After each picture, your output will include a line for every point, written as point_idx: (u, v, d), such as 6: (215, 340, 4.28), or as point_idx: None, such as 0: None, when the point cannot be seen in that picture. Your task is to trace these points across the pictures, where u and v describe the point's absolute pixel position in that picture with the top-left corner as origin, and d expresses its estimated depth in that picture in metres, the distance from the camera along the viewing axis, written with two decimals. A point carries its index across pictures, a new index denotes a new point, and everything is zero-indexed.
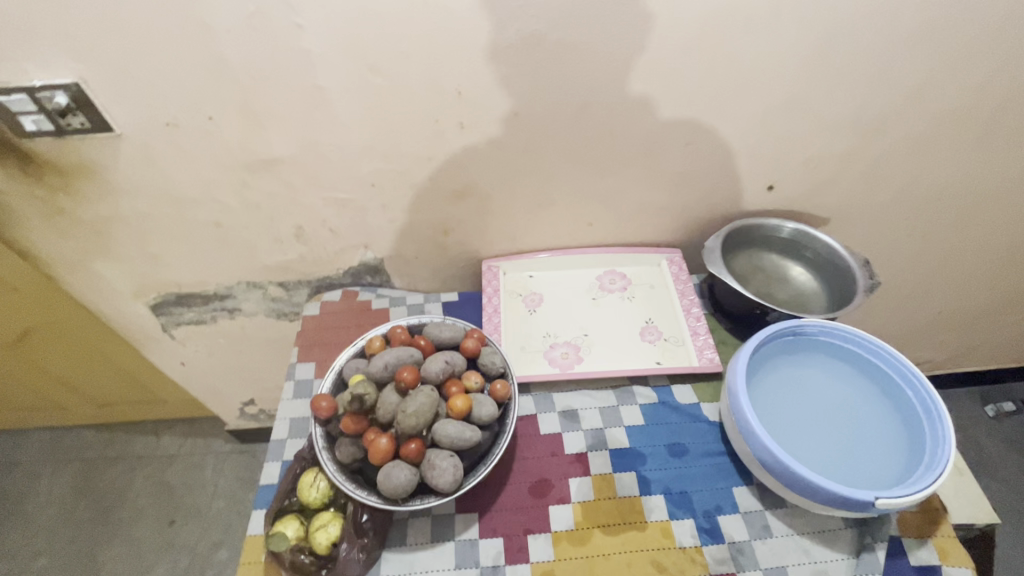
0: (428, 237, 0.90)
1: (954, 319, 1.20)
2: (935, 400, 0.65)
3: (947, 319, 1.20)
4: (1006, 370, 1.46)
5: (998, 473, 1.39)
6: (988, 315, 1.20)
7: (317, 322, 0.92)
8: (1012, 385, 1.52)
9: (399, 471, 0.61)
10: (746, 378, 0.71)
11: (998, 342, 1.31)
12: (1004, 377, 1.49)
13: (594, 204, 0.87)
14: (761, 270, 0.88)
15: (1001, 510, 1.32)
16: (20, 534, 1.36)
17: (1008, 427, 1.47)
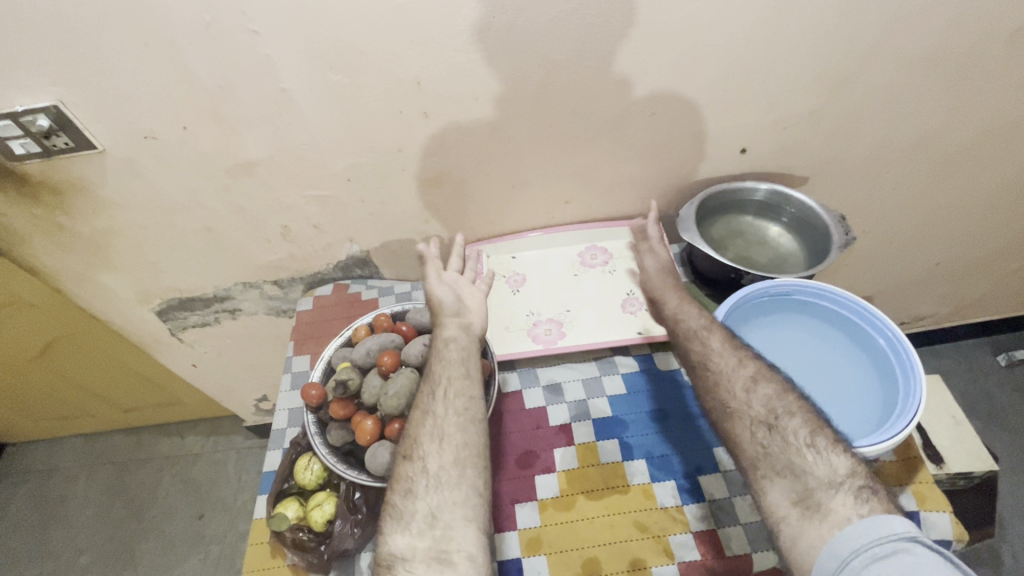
0: (409, 226, 0.93)
1: (954, 269, 1.18)
2: (906, 346, 0.66)
3: (947, 269, 1.18)
4: (1016, 318, 1.43)
5: (1011, 423, 1.37)
6: (989, 262, 1.18)
7: (311, 316, 0.96)
8: None
9: (384, 450, 0.64)
10: None
11: (1004, 289, 1.28)
12: (1015, 325, 1.45)
13: (569, 181, 0.88)
14: (738, 235, 0.88)
15: (1013, 459, 1.31)
16: (64, 533, 1.45)
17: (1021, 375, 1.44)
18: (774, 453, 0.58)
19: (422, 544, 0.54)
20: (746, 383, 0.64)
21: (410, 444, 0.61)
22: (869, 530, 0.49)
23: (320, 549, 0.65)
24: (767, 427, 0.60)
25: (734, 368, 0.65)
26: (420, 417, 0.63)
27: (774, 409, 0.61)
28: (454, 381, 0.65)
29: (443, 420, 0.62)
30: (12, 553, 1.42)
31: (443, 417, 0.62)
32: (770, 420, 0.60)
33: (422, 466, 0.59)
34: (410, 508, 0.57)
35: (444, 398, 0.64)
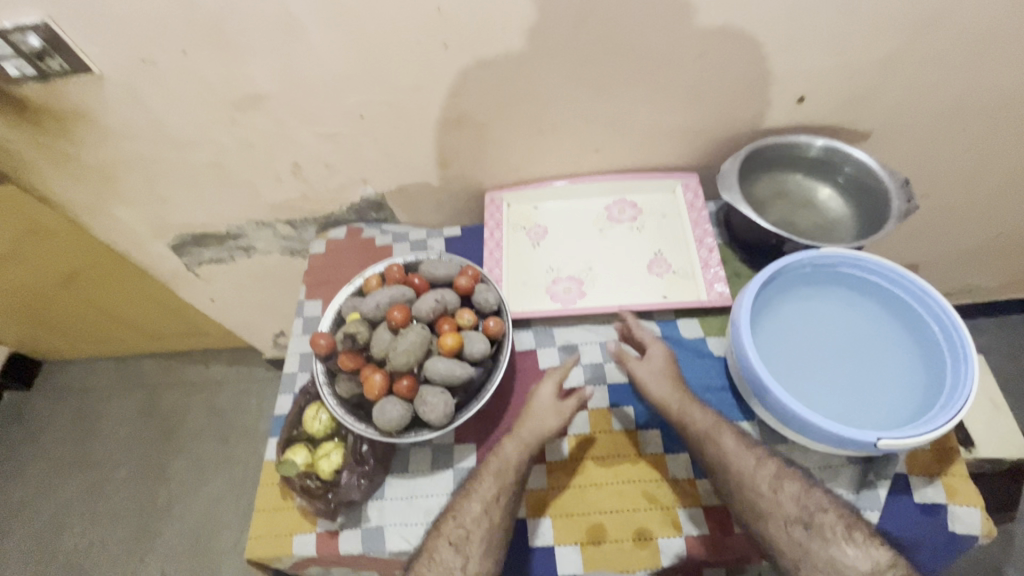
0: (426, 170, 0.87)
1: (1017, 239, 1.08)
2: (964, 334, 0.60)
3: (1009, 240, 1.08)
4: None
5: None
6: None
7: (323, 260, 0.93)
8: None
9: (393, 407, 0.63)
10: (755, 311, 0.67)
11: None
12: None
13: (601, 128, 0.80)
14: (784, 195, 0.81)
15: None
16: (100, 447, 1.54)
17: None
18: (816, 552, 0.55)
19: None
20: (771, 479, 0.59)
21: (458, 535, 0.60)
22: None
23: (327, 497, 0.66)
24: (803, 525, 0.56)
25: (755, 462, 0.60)
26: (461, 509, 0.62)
27: (806, 507, 0.57)
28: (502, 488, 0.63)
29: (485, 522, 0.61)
30: (55, 462, 1.53)
31: (488, 519, 0.61)
32: (805, 518, 0.57)
33: (461, 560, 0.58)
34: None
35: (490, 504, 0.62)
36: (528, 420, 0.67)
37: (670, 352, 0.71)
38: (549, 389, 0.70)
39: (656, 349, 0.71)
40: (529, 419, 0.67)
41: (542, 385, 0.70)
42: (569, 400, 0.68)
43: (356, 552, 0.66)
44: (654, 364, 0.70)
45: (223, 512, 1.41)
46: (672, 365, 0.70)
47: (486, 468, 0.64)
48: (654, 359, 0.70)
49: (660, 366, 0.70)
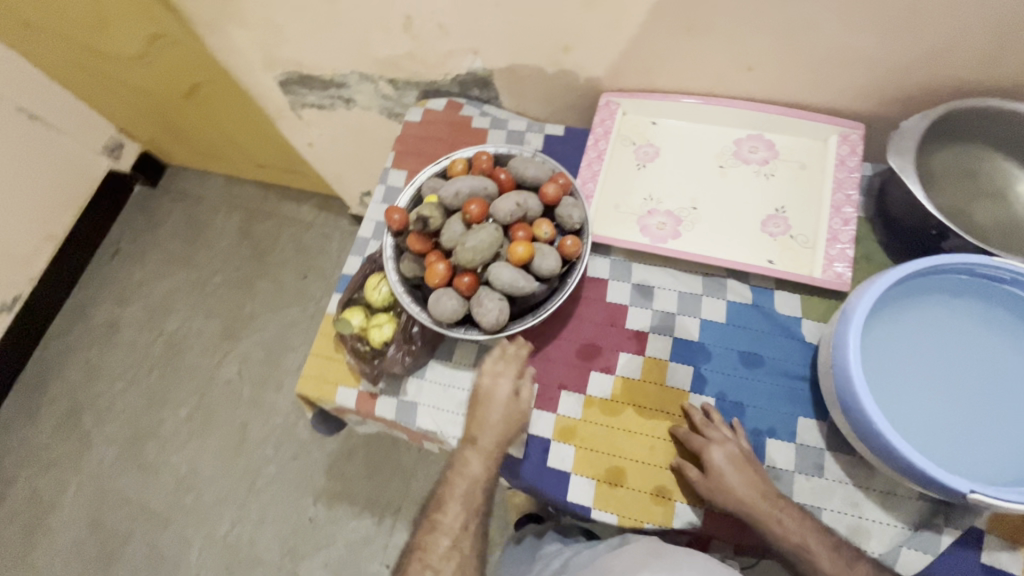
0: (543, 51, 0.78)
1: None
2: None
3: None
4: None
5: None
6: None
7: (416, 130, 0.89)
8: None
9: (448, 300, 0.61)
10: (880, 305, 0.56)
11: None
12: None
13: (760, 40, 0.66)
14: (971, 176, 0.64)
15: None
16: (203, 253, 1.73)
17: None
18: None
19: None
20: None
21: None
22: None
23: (373, 362, 0.69)
24: None
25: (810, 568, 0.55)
26: (428, 547, 0.62)
27: None
28: (469, 516, 0.63)
29: (456, 557, 0.62)
30: (168, 255, 1.75)
31: (457, 555, 0.62)
32: None
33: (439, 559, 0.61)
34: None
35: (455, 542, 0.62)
36: (484, 425, 0.64)
37: (732, 453, 0.59)
38: (507, 387, 0.65)
39: (716, 451, 0.59)
40: (484, 425, 0.64)
41: (499, 379, 0.65)
42: (523, 391, 0.65)
43: (389, 418, 0.70)
44: (715, 475, 0.58)
45: (292, 338, 1.58)
46: (736, 477, 0.58)
47: (447, 487, 0.64)
48: (715, 468, 0.58)
49: (717, 472, 0.58)
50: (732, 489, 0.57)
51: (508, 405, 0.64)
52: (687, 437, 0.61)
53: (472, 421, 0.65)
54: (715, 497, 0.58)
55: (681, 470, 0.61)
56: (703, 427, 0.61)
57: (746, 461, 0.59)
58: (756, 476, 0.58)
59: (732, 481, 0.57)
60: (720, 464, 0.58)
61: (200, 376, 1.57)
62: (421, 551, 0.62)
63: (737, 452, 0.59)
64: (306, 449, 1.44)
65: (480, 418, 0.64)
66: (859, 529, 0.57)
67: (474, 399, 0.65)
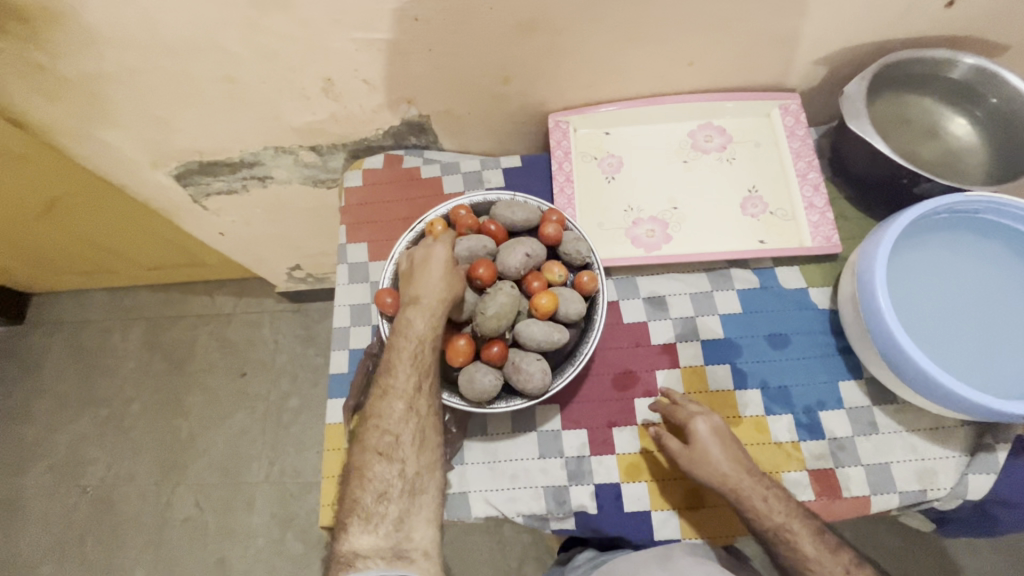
0: (483, 86, 0.74)
1: None
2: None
3: None
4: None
5: None
6: None
7: (360, 195, 0.80)
8: None
9: (483, 377, 0.55)
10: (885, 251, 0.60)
11: None
12: None
13: (700, 35, 0.67)
14: (905, 121, 0.71)
15: None
16: (108, 383, 1.47)
17: None
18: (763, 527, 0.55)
19: (383, 543, 0.56)
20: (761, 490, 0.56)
21: (384, 443, 0.57)
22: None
23: None
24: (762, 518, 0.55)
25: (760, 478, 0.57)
26: (384, 412, 0.57)
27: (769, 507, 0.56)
28: (423, 380, 0.56)
29: (413, 419, 0.57)
30: (64, 397, 1.47)
31: (414, 417, 0.57)
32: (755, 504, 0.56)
33: (393, 437, 0.57)
34: (378, 522, 0.57)
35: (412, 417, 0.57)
36: (426, 290, 0.55)
37: (716, 425, 0.59)
38: (445, 252, 0.57)
39: (700, 423, 0.59)
40: (425, 289, 0.55)
41: (435, 246, 0.57)
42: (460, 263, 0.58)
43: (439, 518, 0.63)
44: (698, 447, 0.58)
45: (248, 446, 1.39)
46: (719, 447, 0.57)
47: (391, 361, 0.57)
48: (698, 440, 0.58)
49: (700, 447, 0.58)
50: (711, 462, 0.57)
51: (449, 267, 0.56)
52: (671, 412, 0.61)
53: (410, 280, 0.56)
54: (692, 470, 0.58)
55: (661, 440, 0.60)
56: (686, 402, 0.62)
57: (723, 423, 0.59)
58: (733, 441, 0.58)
59: (714, 453, 0.57)
60: (703, 434, 0.58)
61: (149, 523, 1.33)
62: (378, 418, 0.58)
63: (720, 423, 0.59)
64: (304, 562, 1.27)
65: (424, 275, 0.56)
66: (926, 471, 0.60)
67: (412, 266, 0.57)
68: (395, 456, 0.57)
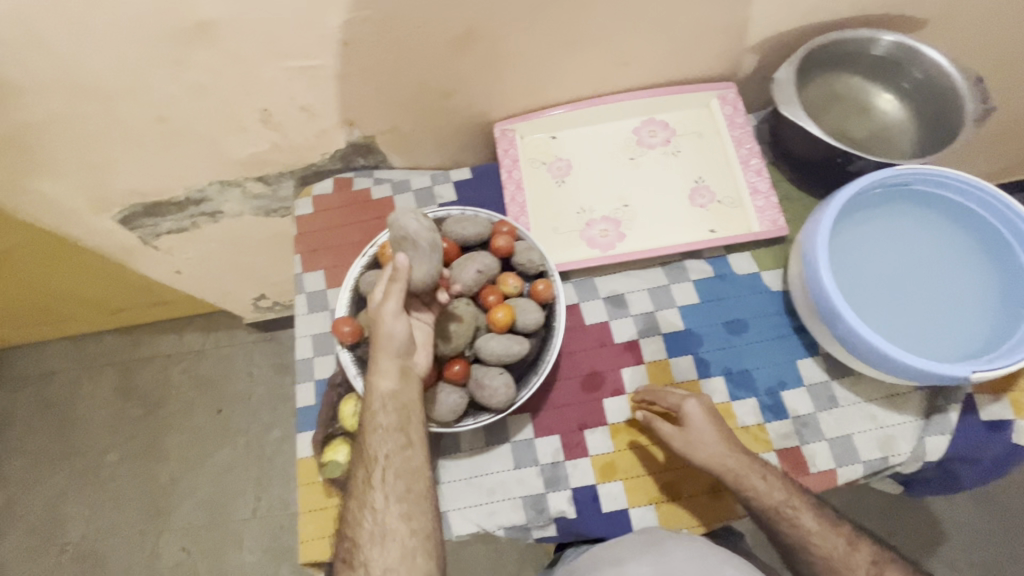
0: (427, 101, 0.73)
1: None
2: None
3: None
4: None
5: None
6: None
7: (313, 222, 0.79)
8: None
9: (448, 396, 0.56)
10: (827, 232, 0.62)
11: None
12: None
13: (633, 34, 0.68)
14: (837, 101, 0.72)
15: None
16: (81, 434, 1.43)
17: None
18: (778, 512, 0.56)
19: None
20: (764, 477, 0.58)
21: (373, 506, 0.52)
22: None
23: None
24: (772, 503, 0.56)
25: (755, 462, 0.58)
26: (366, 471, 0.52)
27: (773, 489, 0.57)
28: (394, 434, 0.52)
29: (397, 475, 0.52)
30: (36, 454, 1.42)
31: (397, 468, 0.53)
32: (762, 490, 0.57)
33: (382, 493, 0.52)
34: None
35: (395, 457, 0.52)
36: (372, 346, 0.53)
37: (707, 405, 0.60)
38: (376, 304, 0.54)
39: (691, 404, 0.60)
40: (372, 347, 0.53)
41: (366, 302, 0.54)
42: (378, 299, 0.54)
43: None
44: (692, 428, 0.59)
45: (233, 482, 1.36)
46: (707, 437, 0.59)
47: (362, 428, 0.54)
48: (691, 419, 0.59)
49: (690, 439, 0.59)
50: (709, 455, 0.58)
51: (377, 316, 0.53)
52: (659, 398, 0.62)
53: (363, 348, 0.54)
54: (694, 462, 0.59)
55: (652, 425, 0.61)
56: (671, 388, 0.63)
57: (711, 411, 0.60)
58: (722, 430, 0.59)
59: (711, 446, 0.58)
60: (695, 414, 0.59)
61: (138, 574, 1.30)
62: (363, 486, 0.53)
63: (709, 403, 0.60)
64: None
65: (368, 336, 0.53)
66: (886, 439, 0.62)
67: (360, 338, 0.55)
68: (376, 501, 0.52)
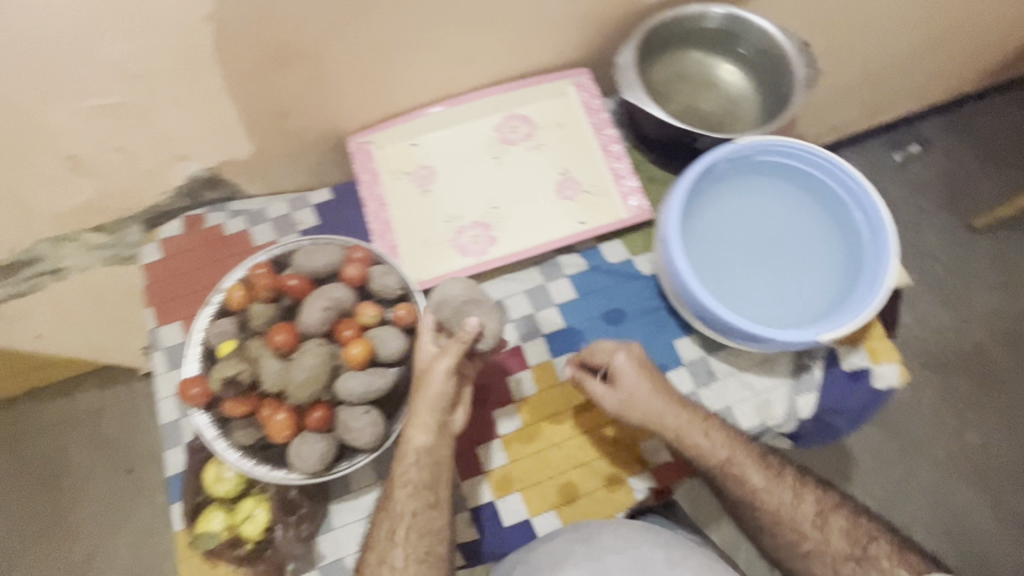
0: (262, 125, 0.68)
1: (896, 68, 1.06)
2: (885, 237, 0.58)
3: (889, 70, 1.05)
4: (961, 100, 1.34)
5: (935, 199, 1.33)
6: (929, 54, 1.05)
7: (163, 270, 0.72)
8: (964, 110, 1.37)
9: (313, 446, 0.52)
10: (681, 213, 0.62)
11: (931, 81, 1.19)
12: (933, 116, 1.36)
13: (465, 32, 0.65)
14: (684, 77, 0.73)
15: (942, 254, 1.29)
16: None
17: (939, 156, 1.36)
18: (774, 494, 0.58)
19: None
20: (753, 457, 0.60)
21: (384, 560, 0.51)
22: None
23: (264, 557, 0.58)
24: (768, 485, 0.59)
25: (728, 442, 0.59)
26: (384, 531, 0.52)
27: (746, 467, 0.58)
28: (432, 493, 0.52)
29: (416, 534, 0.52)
30: None
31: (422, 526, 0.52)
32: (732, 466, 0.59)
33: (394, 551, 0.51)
34: None
35: (422, 514, 0.52)
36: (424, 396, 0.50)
37: (634, 354, 0.59)
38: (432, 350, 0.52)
39: (620, 356, 0.59)
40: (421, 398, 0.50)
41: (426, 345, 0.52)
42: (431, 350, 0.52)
43: None
44: (623, 380, 0.58)
45: None
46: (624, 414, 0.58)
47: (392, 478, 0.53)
48: (621, 368, 0.58)
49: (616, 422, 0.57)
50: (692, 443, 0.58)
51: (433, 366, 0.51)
52: (587, 356, 0.60)
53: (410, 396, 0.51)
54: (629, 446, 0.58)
55: (584, 384, 0.60)
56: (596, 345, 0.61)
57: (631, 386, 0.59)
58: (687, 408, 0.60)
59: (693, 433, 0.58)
60: (624, 364, 0.58)
61: None
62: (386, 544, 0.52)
63: (637, 352, 0.59)
64: None
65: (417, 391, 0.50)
66: (763, 404, 0.64)
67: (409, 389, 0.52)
68: (396, 558, 0.51)
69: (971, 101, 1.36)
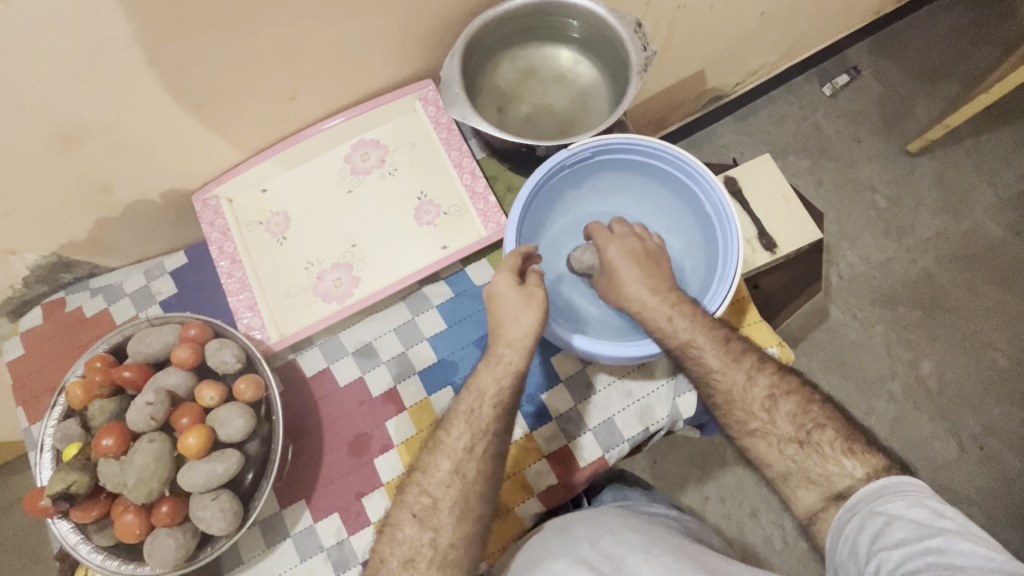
0: (83, 204, 0.64)
1: (787, 5, 0.97)
2: (733, 235, 0.57)
3: (781, 8, 0.97)
4: (882, 18, 1.25)
5: (874, 128, 1.24)
6: None
7: (31, 364, 0.70)
8: (887, 29, 1.28)
9: (164, 544, 0.51)
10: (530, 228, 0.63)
11: (839, 8, 1.10)
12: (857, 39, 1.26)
13: (275, 73, 0.60)
14: (527, 74, 0.69)
15: (887, 185, 1.20)
16: None
17: (873, 82, 1.26)
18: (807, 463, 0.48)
19: None
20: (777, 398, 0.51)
21: (421, 505, 0.49)
22: (888, 476, 0.44)
23: None
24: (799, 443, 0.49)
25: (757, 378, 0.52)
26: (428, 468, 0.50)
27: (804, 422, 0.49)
28: (478, 439, 0.50)
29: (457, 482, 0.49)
30: None
31: (459, 479, 0.49)
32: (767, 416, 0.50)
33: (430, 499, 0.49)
34: None
35: (465, 462, 0.50)
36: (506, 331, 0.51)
37: (633, 249, 0.58)
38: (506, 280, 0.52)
39: (616, 248, 0.58)
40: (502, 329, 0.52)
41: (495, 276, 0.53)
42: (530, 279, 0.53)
43: None
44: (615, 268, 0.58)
45: None
46: (479, 467, 0.50)
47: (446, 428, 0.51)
48: (612, 260, 0.58)
49: (463, 483, 0.49)
50: (744, 374, 0.52)
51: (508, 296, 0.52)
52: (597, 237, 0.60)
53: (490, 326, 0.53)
54: (463, 546, 0.48)
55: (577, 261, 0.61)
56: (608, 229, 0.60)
57: (496, 423, 0.51)
58: (744, 349, 0.53)
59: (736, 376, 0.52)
60: (617, 255, 0.58)
61: None
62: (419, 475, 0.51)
63: (637, 249, 0.58)
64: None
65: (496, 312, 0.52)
66: (644, 410, 0.63)
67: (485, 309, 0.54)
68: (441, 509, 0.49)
69: (895, 18, 1.27)
